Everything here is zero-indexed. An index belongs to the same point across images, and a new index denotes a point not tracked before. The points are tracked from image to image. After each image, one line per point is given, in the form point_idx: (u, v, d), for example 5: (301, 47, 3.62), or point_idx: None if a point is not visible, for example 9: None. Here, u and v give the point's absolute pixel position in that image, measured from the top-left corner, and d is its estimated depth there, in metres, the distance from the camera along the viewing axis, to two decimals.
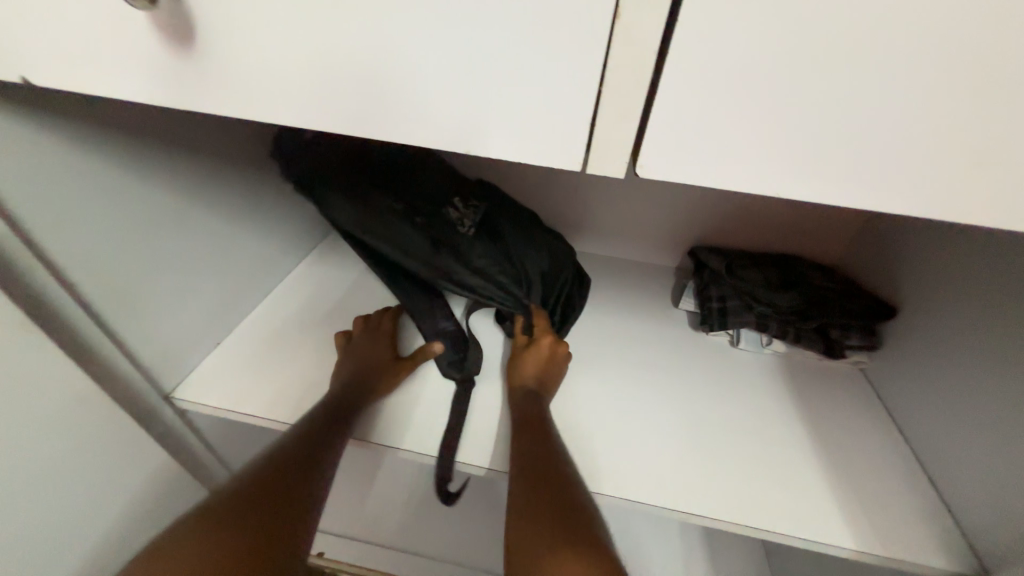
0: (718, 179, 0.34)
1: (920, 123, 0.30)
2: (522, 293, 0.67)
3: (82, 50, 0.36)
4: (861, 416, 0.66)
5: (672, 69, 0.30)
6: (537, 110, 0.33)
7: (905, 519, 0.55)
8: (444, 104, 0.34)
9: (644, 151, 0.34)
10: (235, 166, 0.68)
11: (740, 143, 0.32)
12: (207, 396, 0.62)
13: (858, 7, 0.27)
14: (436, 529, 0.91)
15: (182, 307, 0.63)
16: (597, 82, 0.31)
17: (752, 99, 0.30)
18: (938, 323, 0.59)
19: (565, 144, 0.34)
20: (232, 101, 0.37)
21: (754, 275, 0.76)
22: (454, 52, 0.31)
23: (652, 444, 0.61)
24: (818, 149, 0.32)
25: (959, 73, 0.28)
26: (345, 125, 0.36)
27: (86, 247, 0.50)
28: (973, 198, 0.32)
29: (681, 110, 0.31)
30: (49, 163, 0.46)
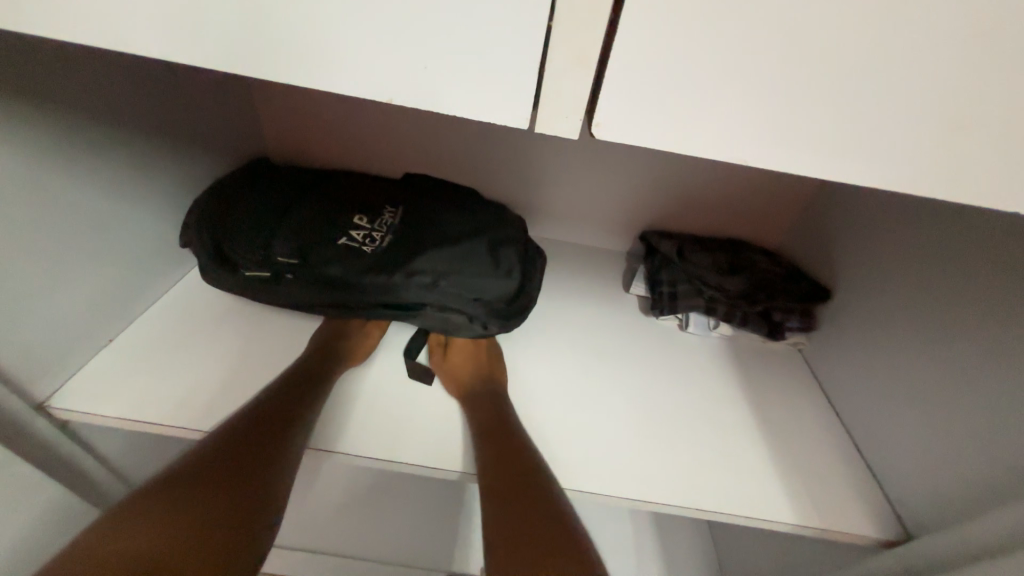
0: (679, 142, 0.31)
1: (896, 90, 0.28)
2: (451, 269, 0.62)
3: None
4: (799, 393, 0.69)
5: (635, 7, 0.26)
6: (476, 54, 0.28)
7: (844, 493, 0.57)
8: (367, 41, 0.28)
9: (601, 105, 0.30)
10: (127, 126, 0.57)
11: (700, 102, 0.29)
12: (95, 402, 0.52)
13: None
14: (384, 535, 0.85)
15: (59, 297, 0.52)
16: (547, 21, 0.27)
17: (726, 52, 0.27)
18: (875, 301, 0.62)
19: (514, 98, 0.30)
20: (87, 25, 0.29)
21: (703, 259, 0.77)
22: None
23: (607, 431, 0.60)
24: (778, 111, 0.29)
25: (925, 26, 0.26)
26: (240, 65, 0.30)
27: None
28: (936, 171, 0.30)
29: (642, 58, 0.28)
30: None
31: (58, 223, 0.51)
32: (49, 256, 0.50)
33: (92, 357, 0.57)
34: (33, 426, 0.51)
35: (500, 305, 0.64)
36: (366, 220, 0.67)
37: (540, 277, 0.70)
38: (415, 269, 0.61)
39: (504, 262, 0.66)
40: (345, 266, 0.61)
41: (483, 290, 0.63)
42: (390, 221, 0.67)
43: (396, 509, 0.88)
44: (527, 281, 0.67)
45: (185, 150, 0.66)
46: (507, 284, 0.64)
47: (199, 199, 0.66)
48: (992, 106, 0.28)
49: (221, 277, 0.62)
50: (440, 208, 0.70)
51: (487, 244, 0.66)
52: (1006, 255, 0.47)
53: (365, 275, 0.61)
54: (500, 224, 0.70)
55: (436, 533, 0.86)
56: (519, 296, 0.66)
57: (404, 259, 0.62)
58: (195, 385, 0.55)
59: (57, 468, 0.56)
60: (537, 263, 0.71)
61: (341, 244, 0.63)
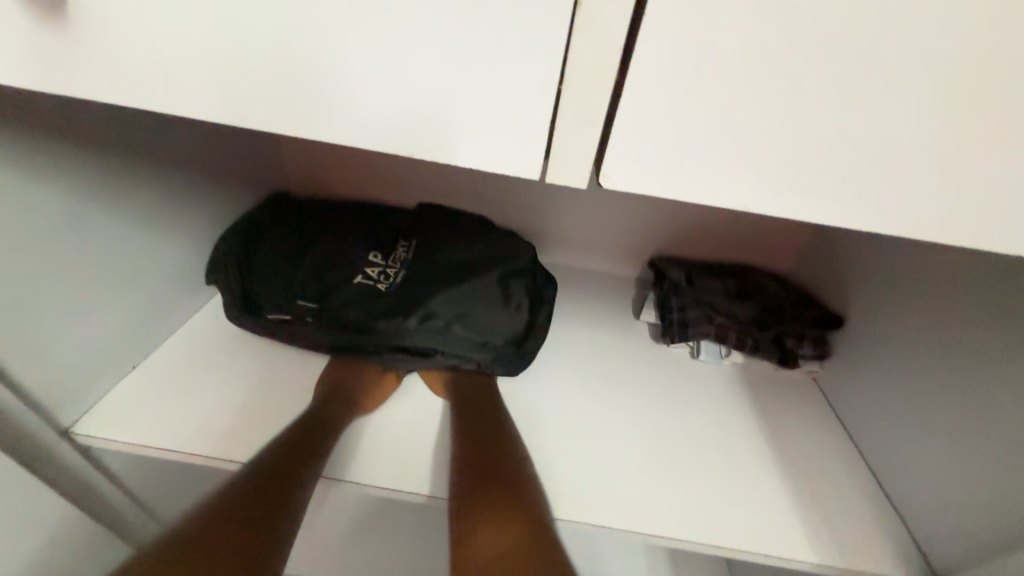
0: (684, 191, 0.32)
1: (891, 142, 0.29)
2: (462, 311, 0.63)
3: None
4: (816, 424, 0.67)
5: (639, 64, 0.28)
6: (490, 110, 0.30)
7: (868, 530, 0.55)
8: (387, 100, 0.30)
9: (609, 156, 0.31)
10: (157, 165, 0.60)
11: (703, 154, 0.30)
12: (117, 430, 0.54)
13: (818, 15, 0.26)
14: (393, 565, 0.84)
15: (84, 328, 0.54)
16: (556, 81, 0.29)
17: (724, 116, 0.29)
18: (890, 331, 0.61)
19: (526, 143, 0.31)
20: (130, 88, 0.31)
21: (712, 284, 0.78)
22: (395, 41, 0.28)
23: (619, 462, 0.59)
24: (778, 163, 0.30)
25: (915, 84, 0.27)
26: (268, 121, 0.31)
27: None
28: (938, 214, 0.31)
29: (647, 114, 0.29)
30: None
31: (86, 257, 0.53)
32: (77, 288, 0.53)
33: (114, 386, 0.58)
34: (55, 450, 0.53)
35: (510, 344, 0.64)
36: (381, 256, 0.69)
37: (549, 310, 0.71)
38: (428, 313, 0.62)
39: (513, 296, 0.67)
40: (361, 309, 0.63)
41: (494, 329, 0.64)
42: (403, 257, 0.70)
43: (405, 539, 0.86)
44: (536, 316, 0.68)
45: (210, 186, 0.70)
46: (517, 323, 0.65)
47: (223, 242, 0.69)
48: (988, 153, 0.29)
49: (243, 320, 0.64)
50: (451, 241, 0.72)
51: (497, 281, 0.67)
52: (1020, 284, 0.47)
53: (381, 318, 0.62)
54: (511, 255, 0.71)
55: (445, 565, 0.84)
56: (528, 332, 0.67)
57: (417, 302, 0.63)
58: (212, 413, 0.56)
59: (76, 495, 0.57)
60: (546, 296, 0.72)
61: (358, 283, 0.65)
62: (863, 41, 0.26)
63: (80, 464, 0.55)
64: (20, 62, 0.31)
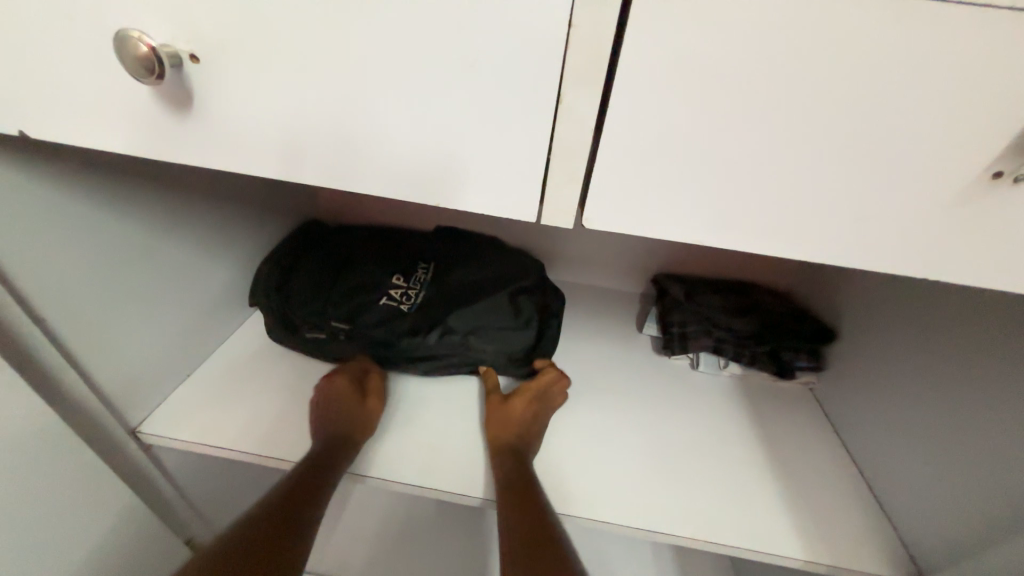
0: (654, 231, 0.36)
1: (836, 191, 0.33)
2: (477, 328, 0.70)
3: (69, 100, 0.36)
4: (811, 432, 0.71)
5: (612, 131, 0.32)
6: (495, 170, 0.35)
7: (858, 530, 0.58)
8: (406, 160, 0.35)
9: (589, 203, 0.36)
10: (207, 203, 0.68)
11: (669, 204, 0.35)
12: (176, 430, 0.61)
13: (765, 90, 0.30)
14: (412, 560, 0.89)
15: (143, 346, 0.61)
16: (546, 146, 0.34)
17: (690, 172, 0.33)
18: (879, 346, 0.65)
19: (522, 197, 0.36)
20: (204, 150, 0.37)
21: (711, 300, 0.83)
22: (411, 116, 0.33)
23: (621, 465, 0.64)
24: (737, 211, 0.34)
25: (853, 145, 0.31)
26: (316, 176, 0.37)
27: (60, 285, 0.50)
28: (886, 249, 0.35)
29: (620, 169, 0.34)
30: (32, 206, 0.47)
31: (153, 282, 0.61)
32: (141, 312, 0.60)
33: (169, 393, 0.65)
34: (125, 447, 0.60)
35: (520, 357, 0.70)
36: (403, 278, 0.76)
37: (558, 327, 0.76)
38: (447, 328, 0.69)
39: (523, 312, 0.73)
40: (386, 327, 0.70)
41: (505, 344, 0.70)
42: (423, 278, 0.77)
43: (423, 539, 0.91)
44: (544, 331, 0.74)
45: (250, 217, 0.78)
46: (526, 337, 0.72)
47: (263, 266, 0.77)
48: (923, 202, 0.32)
49: (285, 338, 0.71)
50: (467, 263, 0.79)
51: (510, 297, 0.73)
52: (1002, 309, 0.50)
53: (404, 335, 0.69)
54: (522, 274, 0.78)
55: (459, 565, 0.88)
56: (536, 347, 0.73)
57: (438, 320, 0.70)
58: (254, 417, 0.63)
59: (140, 487, 0.64)
60: (554, 310, 0.78)
61: (383, 303, 0.72)
62: (809, 111, 0.30)
63: (142, 459, 0.63)
64: (123, 134, 0.37)
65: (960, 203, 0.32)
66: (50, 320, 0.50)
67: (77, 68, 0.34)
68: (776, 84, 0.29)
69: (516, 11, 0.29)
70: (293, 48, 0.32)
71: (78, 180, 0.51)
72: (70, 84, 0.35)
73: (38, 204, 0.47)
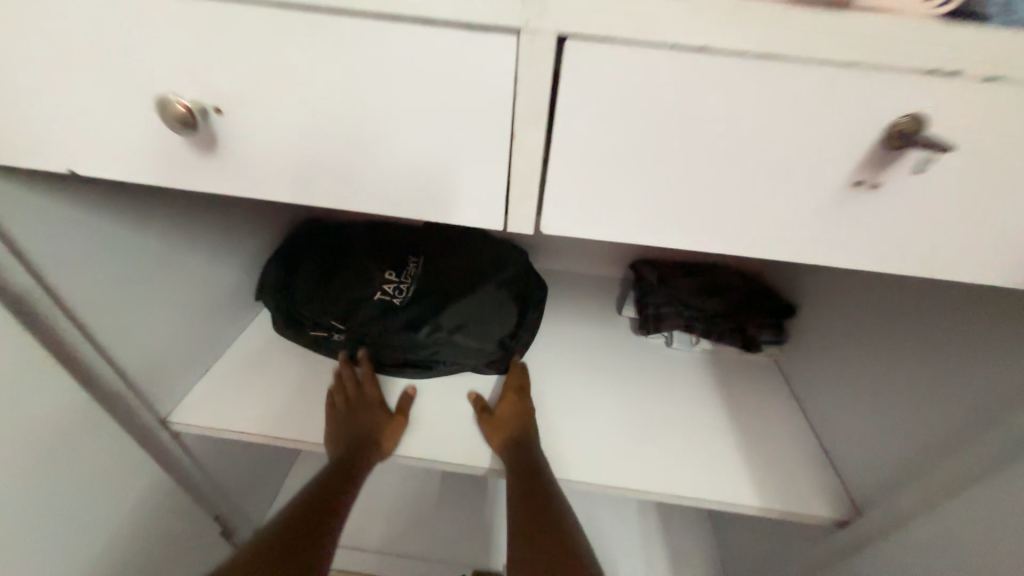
0: (608, 231, 0.38)
1: (781, 188, 0.34)
2: (463, 323, 0.76)
3: (33, 123, 0.36)
4: (773, 398, 0.78)
5: (561, 137, 0.33)
6: (456, 181, 0.36)
7: (806, 480, 0.65)
8: (370, 173, 0.36)
9: (546, 206, 0.37)
10: (211, 213, 0.73)
11: (618, 203, 0.36)
12: (199, 417, 0.68)
13: (708, 94, 0.31)
14: (419, 526, 0.97)
15: (160, 350, 0.65)
16: (503, 160, 0.34)
17: (638, 174, 0.34)
18: (835, 320, 0.72)
19: (482, 207, 0.37)
20: (169, 167, 0.37)
21: (683, 283, 0.90)
22: (365, 129, 0.34)
23: (600, 435, 0.71)
24: (686, 208, 0.36)
25: (794, 145, 0.32)
26: (282, 188, 0.38)
27: (97, 298, 0.55)
28: (821, 240, 0.37)
29: (570, 171, 0.35)
30: (69, 229, 0.51)
31: (165, 291, 0.66)
32: (160, 319, 0.65)
33: (190, 388, 0.71)
34: (155, 434, 0.67)
35: (503, 346, 0.77)
36: (394, 274, 0.82)
37: (536, 313, 0.84)
38: (435, 325, 0.75)
39: (505, 304, 0.80)
40: (380, 321, 0.76)
41: (489, 336, 0.77)
42: (414, 273, 0.82)
43: (428, 511, 0.99)
44: (524, 319, 0.81)
45: (250, 222, 0.82)
46: (508, 326, 0.79)
47: (268, 265, 0.84)
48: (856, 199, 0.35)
49: (290, 333, 0.78)
50: (453, 257, 0.85)
51: (493, 290, 0.80)
52: (927, 286, 0.56)
53: (397, 329, 0.75)
54: (504, 266, 0.84)
55: (462, 531, 0.96)
56: (516, 334, 0.80)
57: (427, 316, 0.76)
58: (268, 404, 0.71)
59: (174, 469, 0.70)
60: (535, 299, 0.85)
61: (378, 298, 0.78)
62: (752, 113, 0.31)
63: (170, 445, 0.69)
64: (92, 155, 0.37)
65: (890, 201, 0.34)
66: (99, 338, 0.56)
67: (38, 93, 0.34)
68: (719, 87, 0.30)
69: (483, 42, 0.30)
70: (249, 68, 0.32)
71: (105, 203, 0.55)
72: (35, 108, 0.35)
73: (73, 226, 0.51)
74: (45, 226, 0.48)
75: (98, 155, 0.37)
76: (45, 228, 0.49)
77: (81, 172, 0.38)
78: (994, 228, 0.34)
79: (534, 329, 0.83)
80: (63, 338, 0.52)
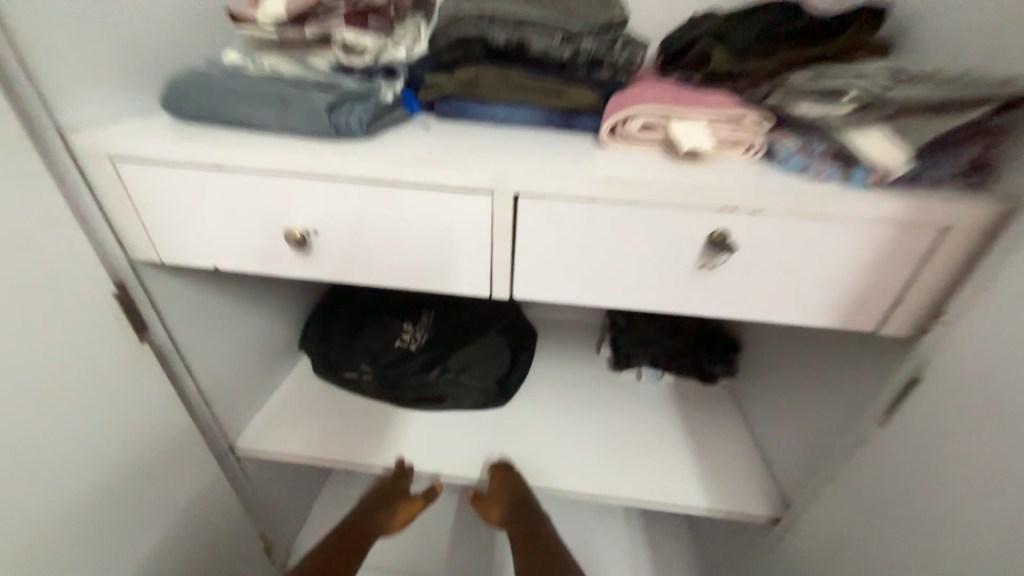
0: (558, 296, 0.55)
1: (667, 269, 0.51)
2: (466, 365, 0.94)
3: (197, 235, 0.57)
4: (726, 420, 0.93)
5: (521, 237, 0.52)
6: (458, 266, 0.55)
7: (747, 486, 0.80)
8: (403, 262, 0.56)
9: (515, 280, 0.55)
10: (274, 280, 0.93)
11: (562, 279, 0.54)
12: (260, 442, 0.84)
13: (608, 212, 0.49)
14: (430, 546, 1.09)
15: (236, 388, 0.82)
16: (488, 252, 0.53)
17: (572, 259, 0.52)
18: (762, 353, 0.89)
19: (477, 281, 0.56)
20: (274, 261, 0.57)
21: (648, 325, 1.07)
22: (397, 236, 0.54)
23: (580, 453, 0.86)
24: (608, 282, 0.53)
25: (669, 241, 0.50)
26: (343, 272, 0.57)
27: (204, 347, 0.73)
28: (708, 302, 0.53)
29: (529, 258, 0.53)
30: (194, 297, 0.70)
31: (244, 341, 0.84)
32: (239, 363, 0.83)
33: (252, 419, 0.88)
34: (226, 458, 0.82)
35: (499, 382, 0.95)
36: (411, 325, 1.01)
37: (528, 356, 1.01)
38: (445, 367, 0.94)
39: (500, 348, 0.99)
40: (400, 364, 0.95)
41: (488, 375, 0.94)
42: (426, 324, 1.02)
43: (437, 536, 1.11)
44: (517, 361, 0.99)
45: (300, 286, 1.03)
46: (504, 366, 0.97)
47: (310, 319, 1.04)
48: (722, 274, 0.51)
49: (327, 376, 0.97)
50: (458, 310, 1.05)
51: (491, 337, 1.00)
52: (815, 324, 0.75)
53: (414, 370, 0.93)
54: (499, 317, 1.04)
55: (468, 553, 1.08)
56: (510, 373, 0.97)
57: (438, 360, 0.95)
58: (310, 432, 0.87)
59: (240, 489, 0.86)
60: (527, 344, 1.04)
61: (397, 345, 0.97)
62: (639, 222, 0.49)
63: (235, 468, 0.84)
64: (229, 253, 0.58)
65: (745, 273, 0.50)
66: (203, 385, 0.74)
67: (205, 218, 0.56)
68: (614, 210, 0.49)
69: (472, 187, 0.49)
70: (330, 203, 0.52)
71: (214, 276, 0.75)
72: (201, 226, 0.56)
73: (196, 294, 0.71)
74: (181, 294, 0.68)
75: (230, 254, 0.58)
76: (181, 296, 0.68)
77: (220, 265, 0.59)
78: (810, 290, 0.51)
79: (526, 370, 1.01)
80: (183, 387, 0.70)
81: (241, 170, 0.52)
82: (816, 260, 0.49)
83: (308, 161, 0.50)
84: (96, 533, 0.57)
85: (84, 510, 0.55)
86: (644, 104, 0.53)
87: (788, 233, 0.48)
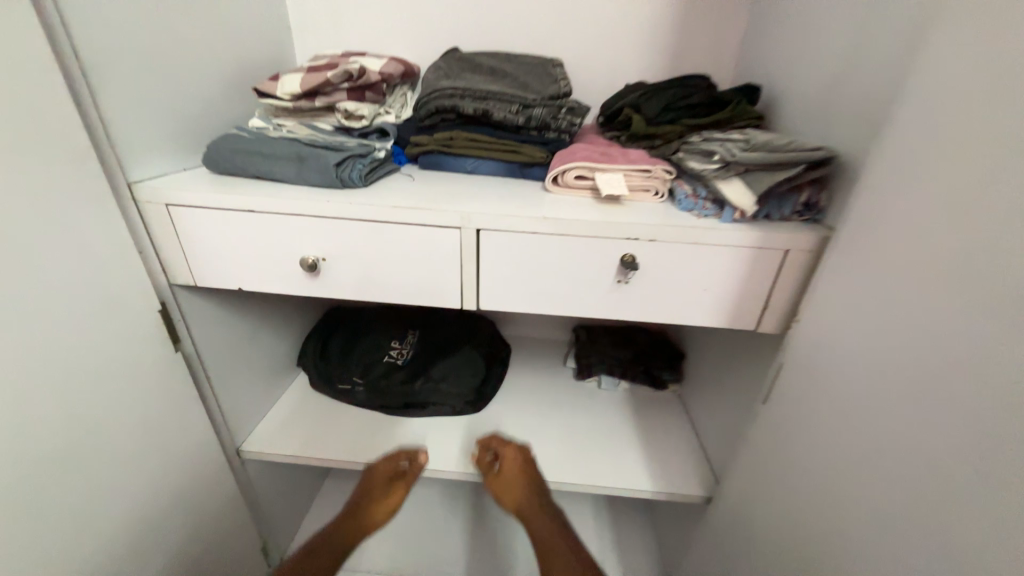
0: (515, 306, 0.71)
1: (596, 283, 0.67)
2: (446, 375, 1.08)
3: (228, 261, 0.71)
4: (674, 419, 1.07)
5: (483, 260, 0.67)
6: (436, 283, 0.70)
7: (688, 471, 0.93)
8: (392, 280, 0.70)
9: (480, 294, 0.70)
10: (279, 301, 1.07)
11: (516, 293, 0.70)
12: (261, 444, 0.94)
13: (547, 242, 0.65)
14: (414, 548, 1.17)
15: (244, 395, 0.94)
16: (460, 271, 0.69)
17: (523, 277, 0.68)
18: (700, 358, 1.05)
19: (452, 294, 0.71)
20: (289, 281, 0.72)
21: (604, 339, 1.24)
22: (387, 260, 0.69)
23: (547, 447, 0.98)
24: (552, 294, 0.69)
25: (594, 262, 0.66)
26: (345, 289, 0.72)
27: (220, 356, 0.85)
28: (628, 308, 0.69)
29: (490, 277, 0.69)
30: (214, 312, 0.83)
31: (252, 354, 0.96)
32: (247, 373, 0.94)
33: (255, 425, 0.98)
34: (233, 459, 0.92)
35: (475, 391, 1.08)
36: (398, 342, 1.15)
37: (501, 368, 1.15)
38: (427, 377, 1.07)
39: (477, 361, 1.13)
40: (388, 376, 1.08)
41: (466, 384, 1.07)
42: (411, 340, 1.16)
43: (421, 540, 1.19)
44: (491, 372, 1.13)
45: (300, 309, 1.17)
46: (479, 377, 1.10)
47: (308, 338, 1.17)
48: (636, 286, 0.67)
49: (322, 388, 1.08)
50: (440, 329, 1.20)
51: (468, 352, 1.14)
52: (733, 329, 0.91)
53: (400, 381, 1.07)
54: (476, 335, 1.19)
55: (450, 554, 1.16)
56: (485, 383, 1.11)
57: (421, 371, 1.08)
58: (307, 435, 0.98)
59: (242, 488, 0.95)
60: (501, 358, 1.18)
61: (386, 360, 1.11)
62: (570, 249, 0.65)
63: (240, 469, 0.94)
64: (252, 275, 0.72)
65: (653, 285, 0.67)
66: (218, 390, 0.86)
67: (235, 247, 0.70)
68: (551, 239, 0.65)
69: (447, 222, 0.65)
70: (336, 235, 0.68)
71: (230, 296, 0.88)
72: (232, 253, 0.71)
73: (215, 310, 0.84)
74: (204, 309, 0.81)
75: (253, 275, 0.72)
76: (204, 311, 0.81)
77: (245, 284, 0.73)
78: (704, 297, 0.67)
79: (500, 380, 1.14)
80: (202, 392, 0.82)
81: (267, 210, 0.67)
82: (702, 274, 0.65)
83: (320, 203, 0.65)
84: (130, 509, 0.67)
85: (125, 486, 0.66)
86: (575, 161, 0.70)
87: (681, 254, 0.64)
